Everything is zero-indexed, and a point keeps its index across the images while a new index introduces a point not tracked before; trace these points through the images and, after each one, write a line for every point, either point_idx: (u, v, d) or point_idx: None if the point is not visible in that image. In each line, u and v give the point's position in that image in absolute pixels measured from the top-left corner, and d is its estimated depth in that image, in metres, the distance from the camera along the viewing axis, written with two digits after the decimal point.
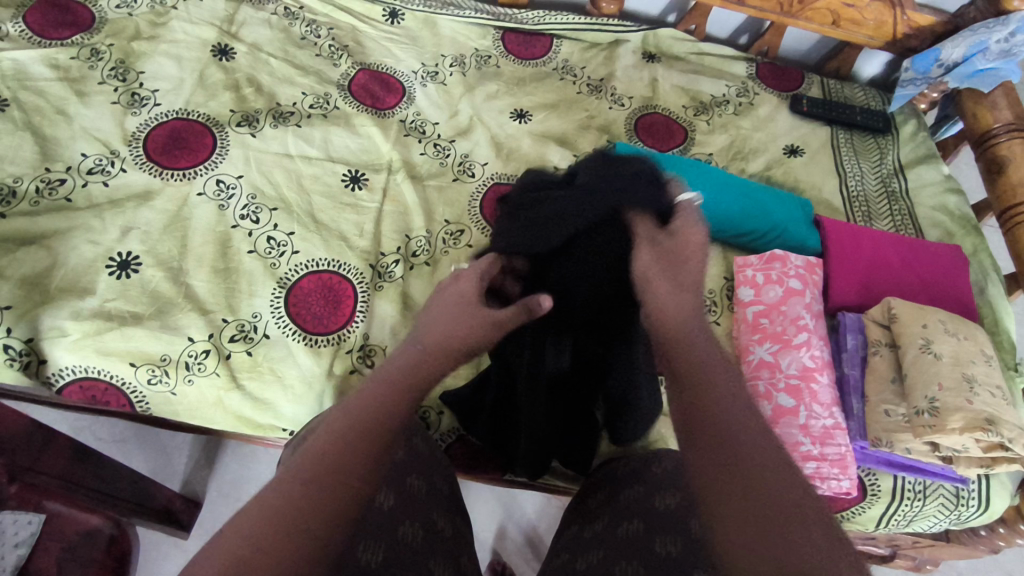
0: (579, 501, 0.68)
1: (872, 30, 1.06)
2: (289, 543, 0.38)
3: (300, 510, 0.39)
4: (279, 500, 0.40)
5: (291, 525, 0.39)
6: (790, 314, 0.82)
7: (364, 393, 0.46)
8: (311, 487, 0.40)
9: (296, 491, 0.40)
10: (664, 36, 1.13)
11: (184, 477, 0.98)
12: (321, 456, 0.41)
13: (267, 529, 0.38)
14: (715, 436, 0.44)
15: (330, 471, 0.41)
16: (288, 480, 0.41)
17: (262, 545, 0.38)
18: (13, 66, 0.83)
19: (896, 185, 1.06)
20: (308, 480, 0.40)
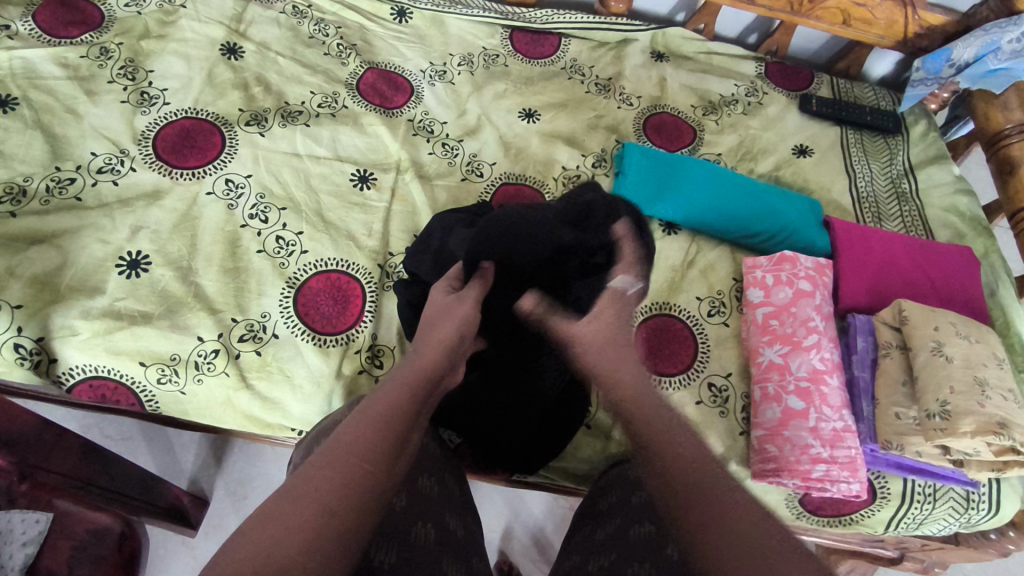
0: (588, 505, 0.67)
1: (883, 29, 1.06)
2: (315, 526, 0.38)
3: (328, 502, 0.39)
4: (308, 489, 0.40)
5: (321, 511, 0.39)
6: (800, 315, 0.82)
7: (377, 400, 0.48)
8: (342, 478, 0.41)
9: (325, 484, 0.40)
10: (672, 36, 1.13)
11: (191, 475, 0.98)
12: (346, 453, 0.42)
13: (296, 518, 0.38)
14: (685, 471, 0.45)
15: (354, 466, 0.41)
16: (316, 471, 0.41)
17: (292, 534, 0.37)
18: (23, 65, 0.84)
19: (905, 185, 1.06)
20: (336, 474, 0.41)
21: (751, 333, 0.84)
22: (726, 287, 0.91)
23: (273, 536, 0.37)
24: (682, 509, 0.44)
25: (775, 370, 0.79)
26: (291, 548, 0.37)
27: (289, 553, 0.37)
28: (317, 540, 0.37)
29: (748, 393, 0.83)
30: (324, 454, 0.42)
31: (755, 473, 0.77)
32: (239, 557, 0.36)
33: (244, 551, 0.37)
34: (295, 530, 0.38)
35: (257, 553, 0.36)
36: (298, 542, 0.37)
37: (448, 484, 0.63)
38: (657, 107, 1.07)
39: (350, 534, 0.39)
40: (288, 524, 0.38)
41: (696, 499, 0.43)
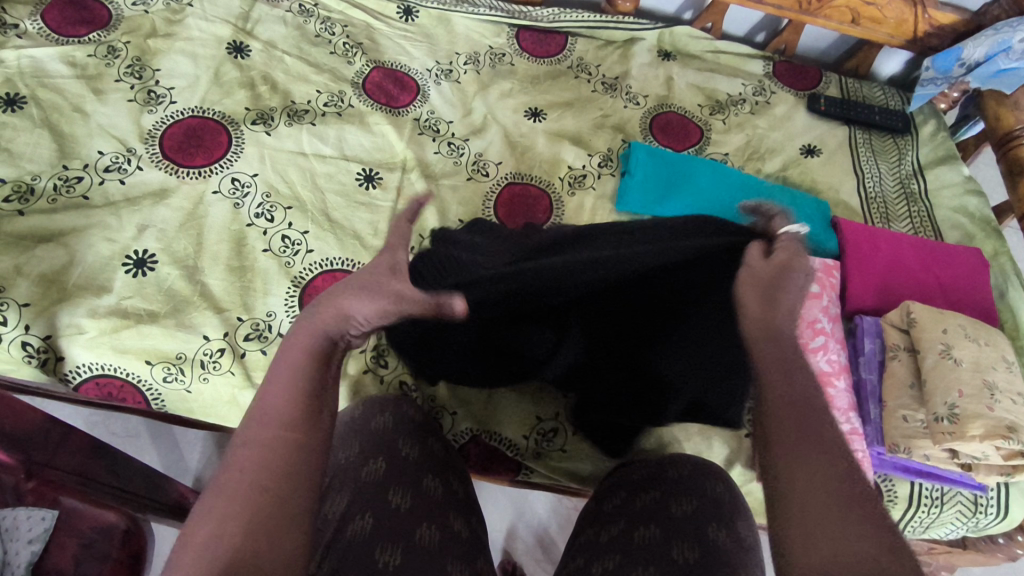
0: (594, 506, 0.67)
1: (892, 28, 1.05)
2: (254, 512, 0.38)
3: (263, 486, 0.39)
4: (233, 476, 0.39)
5: (254, 495, 0.39)
6: (807, 317, 0.80)
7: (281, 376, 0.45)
8: (267, 457, 0.40)
9: (257, 463, 0.40)
10: (680, 35, 1.12)
11: (197, 472, 0.99)
12: (265, 426, 0.42)
13: (231, 508, 0.38)
14: (798, 415, 0.45)
15: (273, 444, 0.41)
16: (236, 463, 0.40)
17: (228, 526, 0.37)
18: (31, 64, 0.84)
19: (914, 186, 1.05)
20: (263, 457, 0.41)
21: None
22: None
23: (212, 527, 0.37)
24: (778, 446, 0.44)
25: None
26: (234, 537, 0.37)
27: (230, 541, 0.37)
28: (258, 523, 0.38)
29: None
30: (247, 443, 0.41)
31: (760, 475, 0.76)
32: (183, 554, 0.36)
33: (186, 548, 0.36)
34: (231, 518, 0.37)
35: (197, 553, 0.36)
36: (235, 533, 0.37)
37: (453, 484, 0.63)
38: (664, 106, 1.06)
39: (288, 506, 0.39)
40: (226, 515, 0.38)
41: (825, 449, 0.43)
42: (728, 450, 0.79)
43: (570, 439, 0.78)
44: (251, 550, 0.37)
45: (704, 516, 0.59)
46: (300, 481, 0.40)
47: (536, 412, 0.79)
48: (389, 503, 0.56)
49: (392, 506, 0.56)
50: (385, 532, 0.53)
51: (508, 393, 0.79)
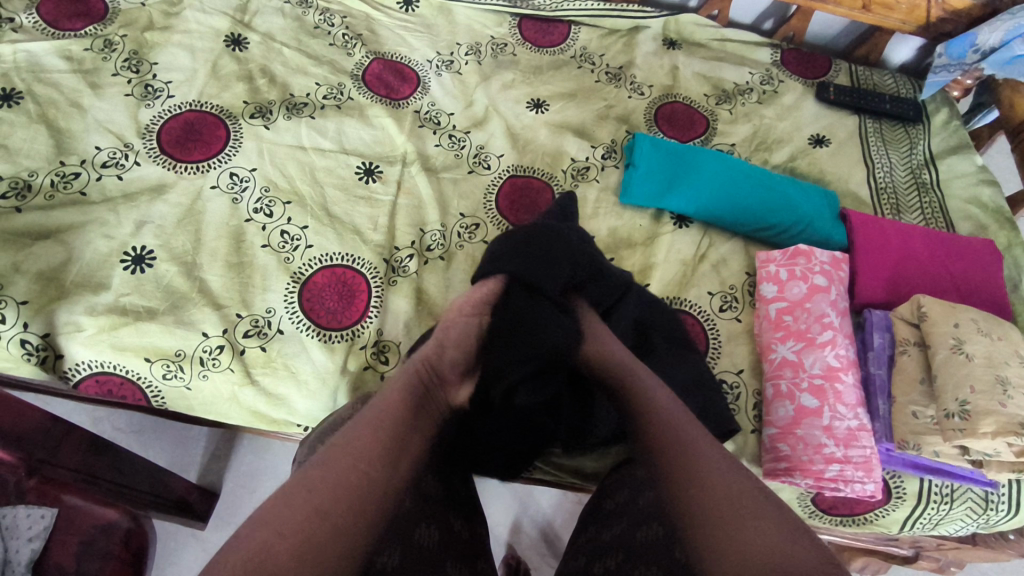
0: (596, 504, 0.67)
1: (904, 13, 1.02)
2: (315, 528, 0.44)
3: (324, 508, 0.45)
4: (300, 492, 0.46)
5: (312, 512, 0.45)
6: (814, 311, 0.80)
7: (366, 415, 0.54)
8: (337, 482, 0.47)
9: (328, 489, 0.46)
10: (685, 23, 1.10)
11: (201, 468, 0.99)
12: (337, 456, 0.49)
13: (289, 519, 0.44)
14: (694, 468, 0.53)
15: (342, 473, 0.48)
16: (304, 481, 0.47)
17: (281, 535, 0.43)
18: (27, 58, 0.83)
19: (926, 176, 1.03)
20: (328, 481, 0.47)
21: (764, 328, 0.82)
22: (739, 282, 0.89)
23: (270, 542, 0.42)
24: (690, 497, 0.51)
25: (788, 367, 0.78)
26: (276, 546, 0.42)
27: (283, 559, 0.42)
28: (310, 543, 0.43)
29: (759, 390, 0.81)
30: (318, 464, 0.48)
31: (767, 472, 0.75)
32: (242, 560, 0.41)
33: (247, 555, 0.42)
34: (289, 533, 0.43)
35: (252, 558, 0.41)
36: (291, 543, 0.42)
37: (453, 485, 0.62)
38: (669, 96, 1.04)
39: (338, 529, 0.45)
40: (281, 525, 0.43)
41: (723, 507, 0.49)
42: (734, 446, 0.77)
43: None
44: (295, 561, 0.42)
45: None
46: (355, 512, 0.46)
47: None
48: None
49: None
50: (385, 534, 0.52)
51: None
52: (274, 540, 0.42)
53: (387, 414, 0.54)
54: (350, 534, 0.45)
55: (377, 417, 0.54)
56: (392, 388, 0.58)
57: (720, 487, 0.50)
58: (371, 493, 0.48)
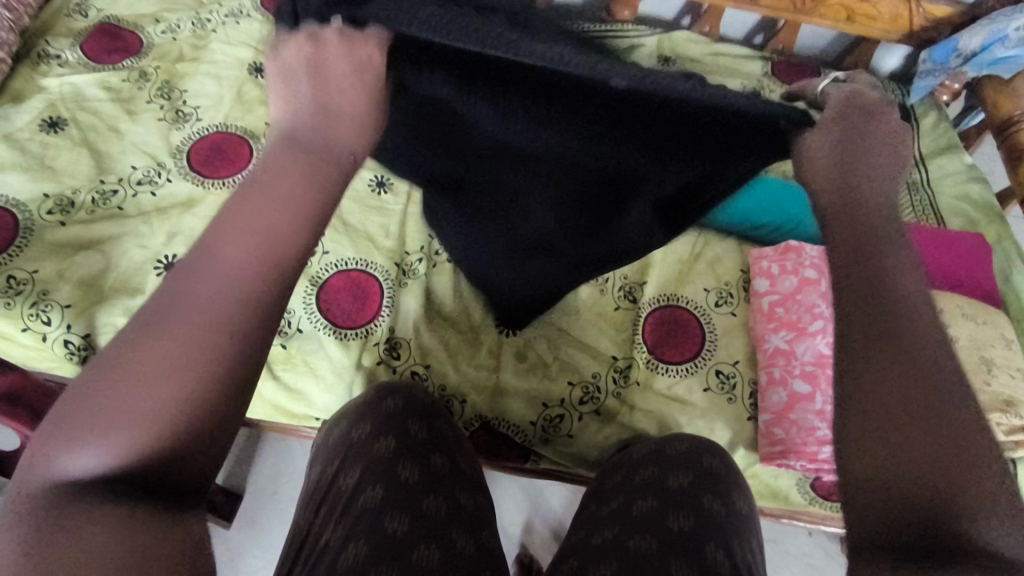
0: (598, 483, 0.70)
1: (888, 23, 1.06)
2: (189, 366, 0.39)
3: (213, 357, 0.39)
4: (184, 313, 0.40)
5: (180, 360, 0.39)
6: (805, 302, 0.82)
7: (253, 199, 0.43)
8: (211, 305, 0.40)
9: (220, 342, 0.40)
10: (678, 39, 1.16)
11: (226, 469, 1.05)
12: (234, 236, 0.42)
13: (154, 352, 0.39)
14: (882, 331, 0.43)
15: (226, 306, 0.40)
16: (172, 300, 0.40)
17: (122, 396, 0.38)
18: (71, 90, 0.92)
19: (917, 176, 1.06)
20: (211, 286, 0.41)
21: (757, 320, 0.85)
22: (733, 278, 0.90)
23: (157, 367, 0.39)
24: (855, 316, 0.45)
25: (781, 356, 0.80)
26: (153, 418, 0.38)
27: (149, 377, 0.38)
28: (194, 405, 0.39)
29: (756, 379, 0.83)
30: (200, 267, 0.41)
31: (764, 456, 0.77)
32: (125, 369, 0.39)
33: (131, 369, 0.38)
34: (167, 352, 0.39)
35: (135, 379, 0.38)
36: (166, 367, 0.39)
37: (459, 461, 0.63)
38: None
39: (197, 366, 0.39)
40: (156, 369, 0.39)
41: (904, 415, 0.40)
42: (730, 433, 0.80)
43: (576, 424, 0.80)
44: (184, 412, 0.39)
45: (700, 488, 0.62)
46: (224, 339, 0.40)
47: (544, 398, 0.81)
48: (397, 475, 0.56)
49: (401, 478, 0.56)
50: (395, 502, 0.54)
51: (514, 380, 0.81)
52: (148, 405, 0.38)
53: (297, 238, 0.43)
54: (230, 393, 0.40)
55: (262, 251, 0.42)
56: (287, 165, 0.44)
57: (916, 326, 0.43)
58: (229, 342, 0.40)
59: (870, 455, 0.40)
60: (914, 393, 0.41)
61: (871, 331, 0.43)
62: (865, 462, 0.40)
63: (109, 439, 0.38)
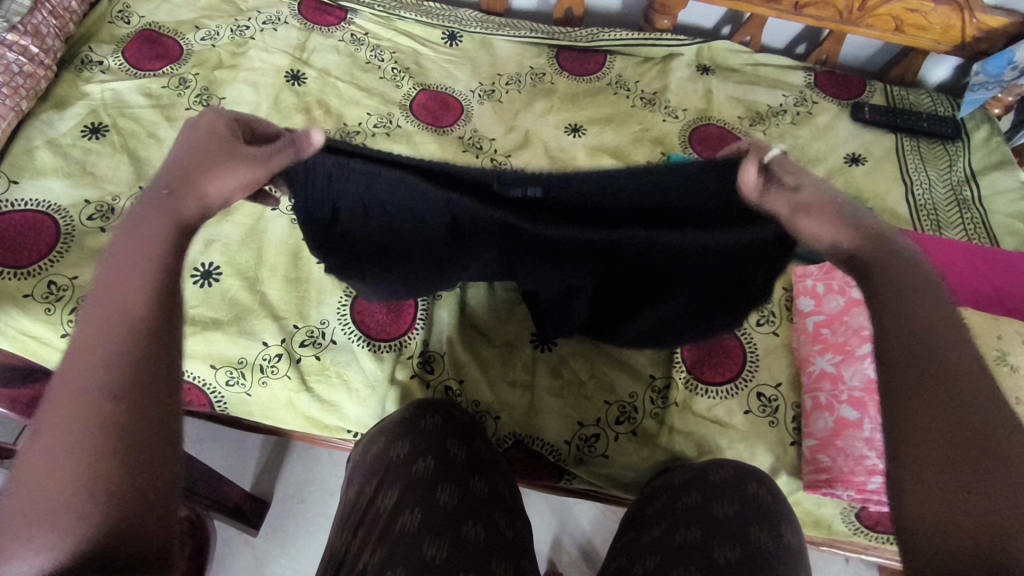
0: (637, 509, 0.68)
1: (939, 34, 1.03)
2: (105, 420, 0.37)
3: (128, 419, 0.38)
4: (83, 385, 0.38)
5: (89, 426, 0.37)
6: (852, 324, 0.79)
7: (106, 287, 0.42)
8: (101, 367, 0.39)
9: (113, 402, 0.38)
10: (718, 49, 1.13)
11: (254, 477, 1.05)
12: (106, 304, 0.41)
13: (70, 423, 0.37)
14: (923, 358, 0.42)
15: (119, 364, 0.39)
16: (56, 406, 0.38)
17: (43, 479, 0.36)
18: (113, 96, 0.93)
19: (966, 192, 1.03)
20: (94, 351, 0.40)
21: (802, 342, 0.82)
22: (775, 296, 0.88)
23: (80, 436, 0.37)
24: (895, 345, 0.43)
25: (827, 380, 0.77)
26: (73, 501, 0.35)
27: (69, 448, 0.36)
28: (124, 477, 0.37)
29: (799, 403, 0.80)
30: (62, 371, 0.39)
31: (808, 484, 0.74)
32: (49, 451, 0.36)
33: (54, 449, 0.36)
34: (77, 421, 0.37)
35: (53, 458, 0.36)
36: (88, 434, 0.37)
37: (499, 486, 0.61)
38: (702, 119, 1.07)
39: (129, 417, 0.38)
40: (69, 461, 0.36)
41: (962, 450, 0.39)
42: (773, 458, 0.77)
43: (612, 444, 0.78)
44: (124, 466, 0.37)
45: (747, 518, 0.59)
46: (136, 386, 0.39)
47: (579, 417, 0.79)
48: (436, 499, 0.55)
49: (440, 502, 0.55)
50: (432, 526, 0.52)
51: (549, 398, 0.79)
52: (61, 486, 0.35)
53: (151, 297, 0.42)
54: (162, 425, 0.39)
55: (133, 308, 0.41)
56: (139, 228, 0.45)
57: (958, 355, 0.42)
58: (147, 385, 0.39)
59: (929, 494, 0.38)
60: (961, 420, 0.39)
61: (920, 374, 0.41)
62: (916, 496, 0.39)
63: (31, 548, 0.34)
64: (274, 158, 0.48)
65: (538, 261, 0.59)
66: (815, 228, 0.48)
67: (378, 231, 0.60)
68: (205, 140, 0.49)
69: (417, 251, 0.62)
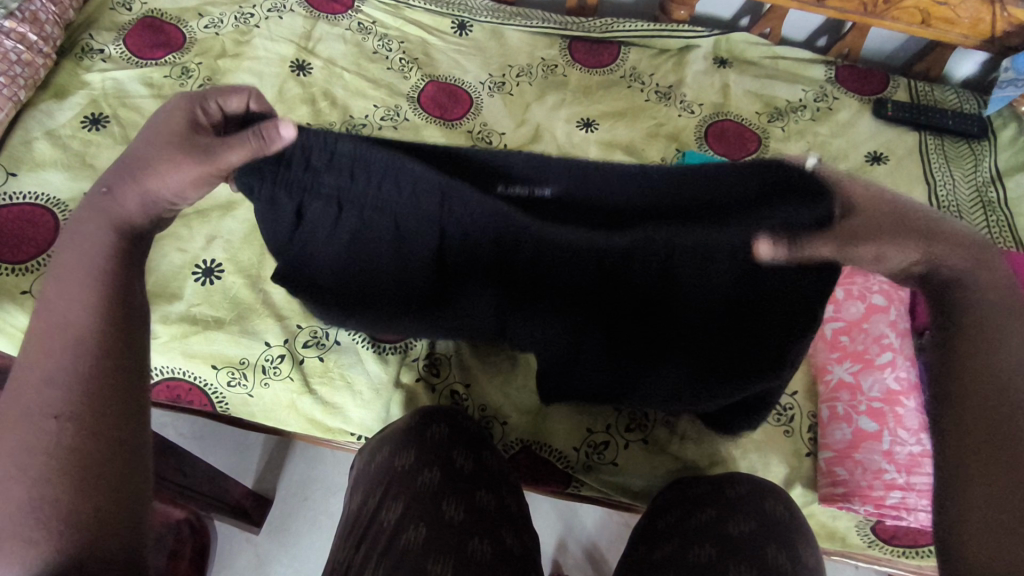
0: (648, 523, 0.66)
1: (967, 28, 0.99)
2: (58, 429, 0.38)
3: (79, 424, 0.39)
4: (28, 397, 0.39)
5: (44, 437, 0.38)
6: (872, 331, 0.76)
7: (47, 300, 0.43)
8: (45, 375, 0.40)
9: (61, 407, 0.39)
10: (736, 41, 1.09)
11: (257, 474, 1.04)
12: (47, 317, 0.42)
13: (23, 435, 0.38)
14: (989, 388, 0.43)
15: (63, 370, 0.40)
16: (8, 420, 0.39)
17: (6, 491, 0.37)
18: (114, 85, 0.90)
19: (992, 194, 0.99)
20: (42, 361, 0.40)
21: (819, 348, 0.79)
22: None
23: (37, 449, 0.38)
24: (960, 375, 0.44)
25: (845, 390, 0.75)
26: (34, 516, 0.36)
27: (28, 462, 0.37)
28: (90, 484, 0.38)
29: (815, 412, 0.78)
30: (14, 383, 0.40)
31: (824, 496, 0.71)
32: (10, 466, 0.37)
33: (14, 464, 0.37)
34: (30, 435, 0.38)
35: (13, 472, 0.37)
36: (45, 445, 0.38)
37: (507, 500, 0.59)
38: (719, 114, 1.04)
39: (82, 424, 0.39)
40: (30, 464, 0.37)
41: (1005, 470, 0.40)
42: (787, 469, 0.75)
43: (622, 452, 0.76)
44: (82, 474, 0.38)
45: (763, 537, 0.57)
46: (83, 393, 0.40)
47: (589, 423, 0.77)
48: (443, 515, 0.53)
49: (447, 518, 0.53)
50: (439, 544, 0.51)
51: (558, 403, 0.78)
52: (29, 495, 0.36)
53: (96, 306, 0.43)
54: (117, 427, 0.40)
55: (74, 315, 0.42)
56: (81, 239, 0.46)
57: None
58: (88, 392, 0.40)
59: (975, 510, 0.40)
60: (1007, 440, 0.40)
61: (976, 404, 0.43)
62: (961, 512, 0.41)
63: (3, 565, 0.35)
64: (219, 154, 0.47)
65: (530, 297, 0.55)
66: (872, 250, 0.45)
67: (351, 246, 0.55)
68: (165, 132, 0.48)
69: (391, 284, 0.59)
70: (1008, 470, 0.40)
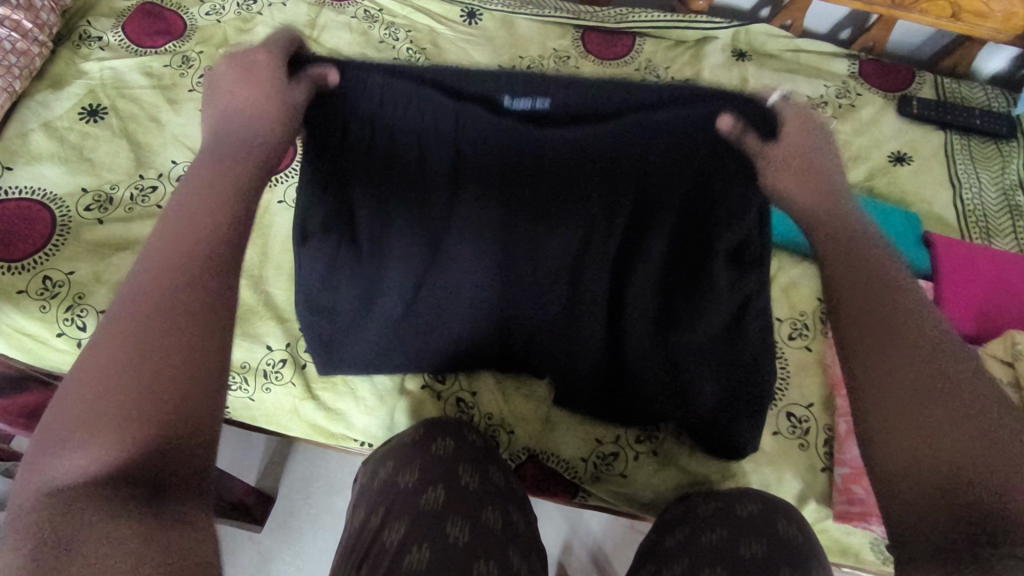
0: (657, 539, 0.65)
1: (999, 22, 0.95)
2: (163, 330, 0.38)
3: (179, 333, 0.38)
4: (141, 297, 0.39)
5: (152, 331, 0.38)
6: None
7: (181, 207, 0.44)
8: (164, 278, 0.40)
9: (172, 310, 0.39)
10: (757, 33, 1.05)
11: (260, 470, 1.03)
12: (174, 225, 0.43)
13: (129, 329, 0.38)
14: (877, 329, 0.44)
15: (184, 279, 0.40)
16: (121, 310, 0.39)
17: (98, 378, 0.36)
18: (112, 75, 0.88)
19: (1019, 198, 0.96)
20: (163, 265, 0.41)
21: (837, 359, 0.77)
22: (809, 308, 0.83)
23: (140, 342, 0.38)
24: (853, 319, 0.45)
25: None
26: (123, 409, 0.36)
27: (125, 354, 0.37)
28: (187, 382, 0.37)
29: (831, 426, 0.76)
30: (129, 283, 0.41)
31: (839, 514, 0.70)
32: (107, 353, 0.37)
33: (114, 350, 0.37)
34: (135, 326, 0.38)
35: (108, 363, 0.37)
36: (150, 341, 0.38)
37: (514, 516, 0.57)
38: None
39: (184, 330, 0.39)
40: (129, 354, 0.37)
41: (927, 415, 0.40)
42: (802, 484, 0.73)
43: (631, 463, 0.74)
44: (179, 381, 0.37)
45: (778, 561, 0.55)
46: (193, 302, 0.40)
47: (597, 433, 0.75)
48: (447, 535, 0.51)
49: (452, 538, 0.51)
50: (442, 567, 0.49)
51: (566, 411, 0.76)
52: (131, 381, 0.36)
53: (220, 225, 0.43)
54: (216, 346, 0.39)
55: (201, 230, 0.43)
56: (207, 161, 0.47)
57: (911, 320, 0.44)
58: (195, 303, 0.40)
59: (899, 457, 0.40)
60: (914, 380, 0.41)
61: (875, 345, 0.43)
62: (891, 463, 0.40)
63: (86, 443, 0.35)
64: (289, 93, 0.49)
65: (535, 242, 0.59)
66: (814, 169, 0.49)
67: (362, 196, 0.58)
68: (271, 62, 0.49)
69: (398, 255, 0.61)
70: (923, 412, 0.40)
